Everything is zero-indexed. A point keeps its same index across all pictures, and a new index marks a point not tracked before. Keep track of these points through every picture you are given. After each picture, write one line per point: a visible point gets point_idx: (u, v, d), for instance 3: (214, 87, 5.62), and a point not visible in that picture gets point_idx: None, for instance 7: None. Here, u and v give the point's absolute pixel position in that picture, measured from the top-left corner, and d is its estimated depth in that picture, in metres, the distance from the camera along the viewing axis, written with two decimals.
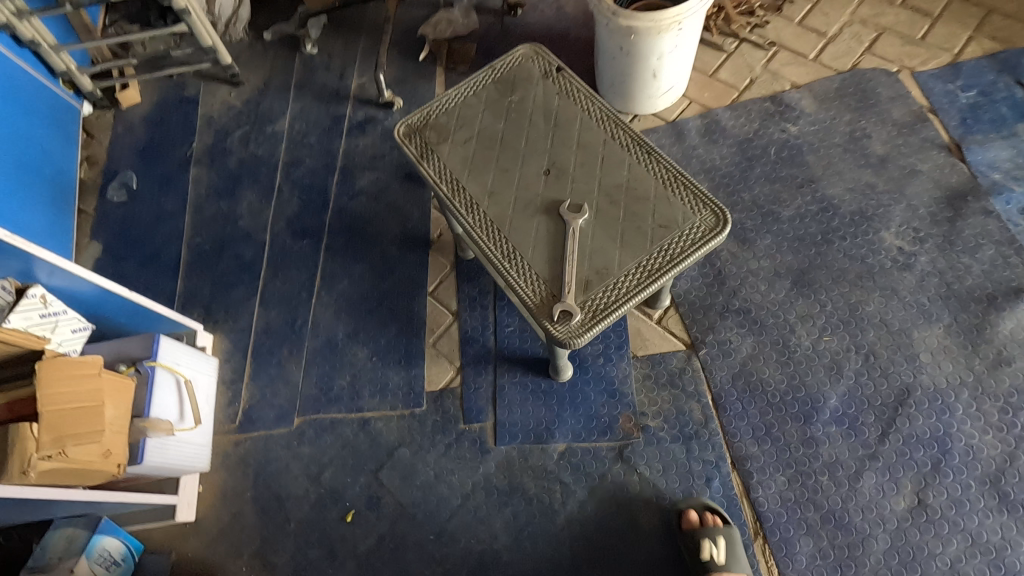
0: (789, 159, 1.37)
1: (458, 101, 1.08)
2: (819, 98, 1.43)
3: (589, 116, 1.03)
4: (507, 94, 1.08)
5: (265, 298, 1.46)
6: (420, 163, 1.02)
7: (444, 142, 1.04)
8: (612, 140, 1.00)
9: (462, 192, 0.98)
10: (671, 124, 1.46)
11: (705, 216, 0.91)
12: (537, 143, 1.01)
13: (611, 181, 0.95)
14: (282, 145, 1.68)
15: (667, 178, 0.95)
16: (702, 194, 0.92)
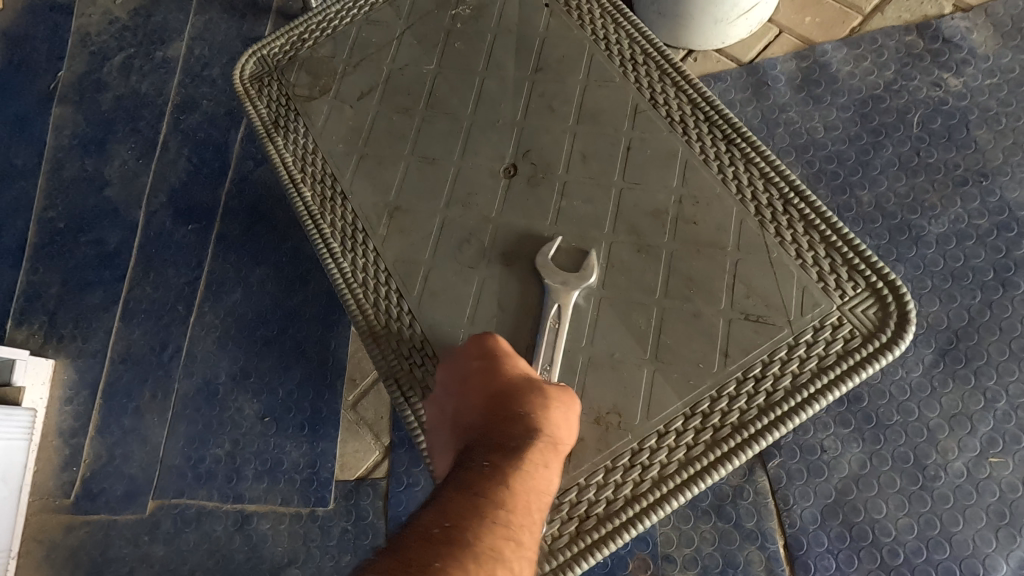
0: (945, 136, 0.83)
1: (366, 21, 0.78)
2: (1004, 31, 0.86)
3: (605, 58, 0.72)
4: (452, 8, 0.77)
5: (129, 309, 1.01)
6: (276, 136, 0.73)
7: (324, 101, 0.75)
8: (648, 112, 0.69)
9: (344, 203, 0.70)
10: (748, 68, 0.92)
11: (845, 299, 0.60)
12: (497, 106, 0.72)
13: (647, 205, 0.65)
14: (174, 79, 1.17)
15: (763, 205, 0.64)
16: (833, 262, 0.61)
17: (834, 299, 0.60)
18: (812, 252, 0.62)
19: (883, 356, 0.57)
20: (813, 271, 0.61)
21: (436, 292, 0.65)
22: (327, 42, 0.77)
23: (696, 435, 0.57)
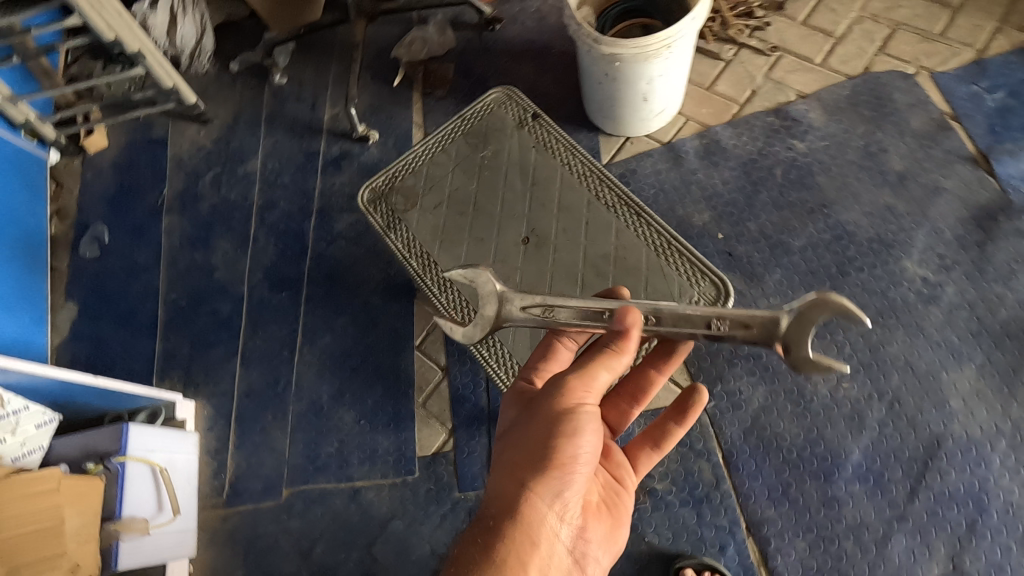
0: (798, 182, 1.26)
1: (430, 158, 1.22)
2: (829, 109, 1.31)
3: (569, 172, 1.18)
4: (480, 148, 1.23)
5: (246, 358, 1.39)
6: (389, 234, 1.16)
7: (412, 211, 1.18)
8: (597, 201, 1.15)
9: (434, 266, 1.13)
10: (667, 146, 1.35)
11: (703, 288, 1.06)
12: (513, 205, 1.17)
13: (600, 252, 1.10)
14: (255, 187, 1.58)
15: (657, 244, 1.09)
16: (698, 268, 1.06)
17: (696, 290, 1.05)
18: (686, 266, 1.07)
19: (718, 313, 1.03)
20: (686, 276, 1.06)
21: None
22: (408, 177, 1.21)
23: None
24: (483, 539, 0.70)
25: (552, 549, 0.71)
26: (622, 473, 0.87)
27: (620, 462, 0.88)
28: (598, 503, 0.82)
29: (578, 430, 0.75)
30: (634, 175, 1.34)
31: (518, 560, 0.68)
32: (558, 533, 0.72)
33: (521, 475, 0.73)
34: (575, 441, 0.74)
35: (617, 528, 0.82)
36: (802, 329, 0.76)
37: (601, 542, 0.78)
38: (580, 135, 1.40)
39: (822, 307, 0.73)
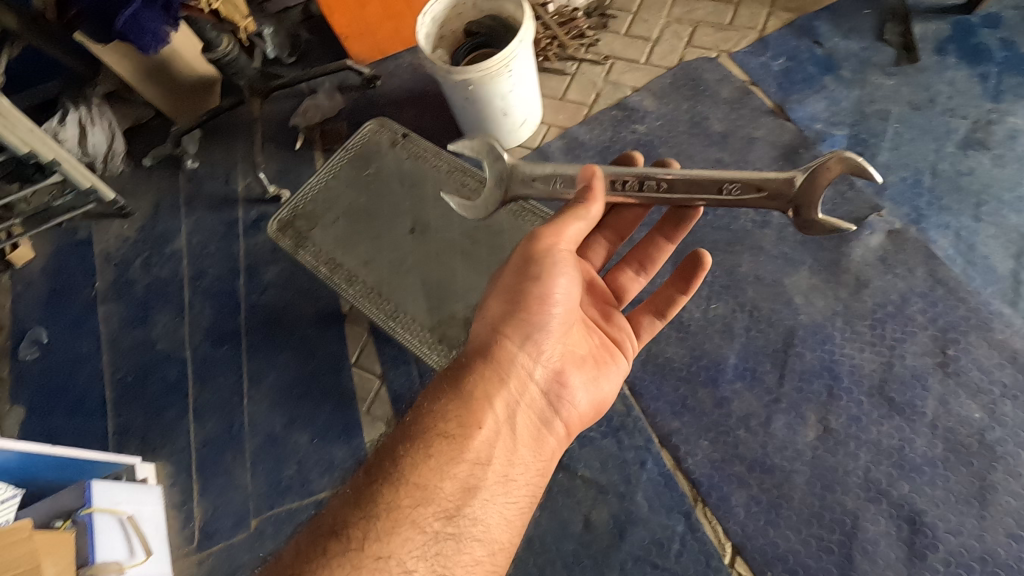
0: (645, 156, 1.51)
1: (321, 185, 1.16)
2: (658, 96, 1.58)
3: (440, 170, 1.13)
4: (364, 168, 1.16)
5: (199, 413, 1.48)
6: (297, 254, 1.10)
7: (315, 228, 1.12)
8: (465, 187, 1.10)
9: (340, 268, 1.07)
10: (536, 150, 1.60)
11: None
12: (398, 206, 1.11)
13: (472, 225, 1.06)
14: (184, 261, 1.71)
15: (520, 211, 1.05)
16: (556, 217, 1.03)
17: None
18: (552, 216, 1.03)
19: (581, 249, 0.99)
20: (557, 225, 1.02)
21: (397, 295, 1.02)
22: (307, 203, 1.14)
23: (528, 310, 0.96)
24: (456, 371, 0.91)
25: (519, 384, 0.91)
26: (621, 337, 1.08)
27: (619, 328, 1.09)
28: (584, 356, 1.01)
29: (550, 279, 0.92)
30: None
31: (484, 390, 0.88)
32: (527, 372, 0.92)
33: (499, 321, 0.92)
34: (544, 290, 0.92)
35: (597, 378, 1.01)
36: (812, 186, 0.92)
37: (579, 384, 0.98)
38: None
39: (824, 167, 0.91)
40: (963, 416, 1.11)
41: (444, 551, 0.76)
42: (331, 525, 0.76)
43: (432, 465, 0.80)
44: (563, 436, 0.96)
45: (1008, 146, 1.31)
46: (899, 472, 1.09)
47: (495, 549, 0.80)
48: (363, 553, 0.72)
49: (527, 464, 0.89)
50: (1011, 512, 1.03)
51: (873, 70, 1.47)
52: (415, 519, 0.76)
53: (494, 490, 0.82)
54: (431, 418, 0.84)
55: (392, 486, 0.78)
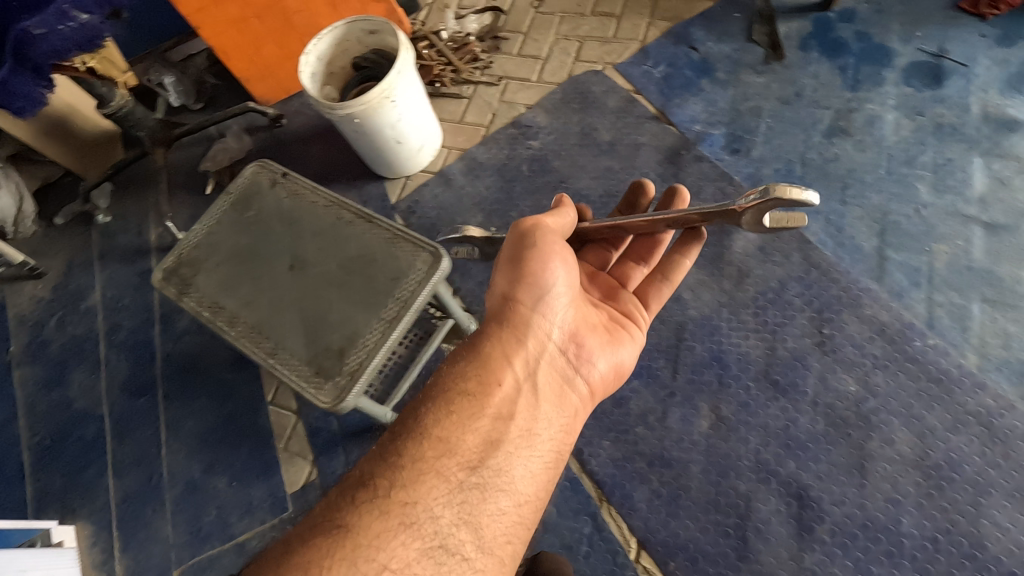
0: (540, 170, 1.56)
1: (204, 231, 1.17)
2: (549, 111, 1.64)
3: (316, 204, 1.14)
4: (245, 210, 1.17)
5: (118, 469, 1.46)
6: (181, 300, 1.10)
7: (199, 273, 1.12)
8: (339, 218, 1.11)
9: (222, 310, 1.07)
10: (438, 174, 1.63)
11: (425, 256, 1.03)
12: (277, 244, 1.12)
13: (346, 254, 1.07)
14: (99, 317, 1.70)
15: (392, 236, 1.06)
16: (420, 239, 1.04)
17: (422, 256, 1.02)
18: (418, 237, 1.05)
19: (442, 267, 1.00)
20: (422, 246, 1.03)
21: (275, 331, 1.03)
22: (191, 250, 1.15)
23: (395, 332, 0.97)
24: (472, 339, 0.97)
25: (536, 345, 0.98)
26: (631, 309, 1.14)
27: (626, 303, 1.14)
28: (596, 325, 1.08)
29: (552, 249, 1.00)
30: (419, 204, 1.61)
31: (501, 351, 0.95)
32: (543, 332, 0.98)
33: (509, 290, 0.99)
34: (546, 258, 0.99)
35: (614, 342, 1.07)
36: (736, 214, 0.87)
37: (595, 347, 1.04)
38: (370, 187, 1.68)
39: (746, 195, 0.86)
40: (841, 390, 1.16)
41: (470, 499, 0.79)
42: (357, 476, 0.78)
43: (454, 419, 0.84)
44: (584, 396, 1.02)
45: (867, 131, 1.39)
46: (785, 451, 1.14)
47: (521, 501, 0.83)
48: (390, 499, 0.74)
49: (549, 422, 0.93)
50: (888, 478, 1.08)
51: (745, 70, 1.55)
52: (441, 468, 0.78)
53: (517, 445, 0.86)
54: (451, 379, 0.90)
55: (417, 438, 0.81)
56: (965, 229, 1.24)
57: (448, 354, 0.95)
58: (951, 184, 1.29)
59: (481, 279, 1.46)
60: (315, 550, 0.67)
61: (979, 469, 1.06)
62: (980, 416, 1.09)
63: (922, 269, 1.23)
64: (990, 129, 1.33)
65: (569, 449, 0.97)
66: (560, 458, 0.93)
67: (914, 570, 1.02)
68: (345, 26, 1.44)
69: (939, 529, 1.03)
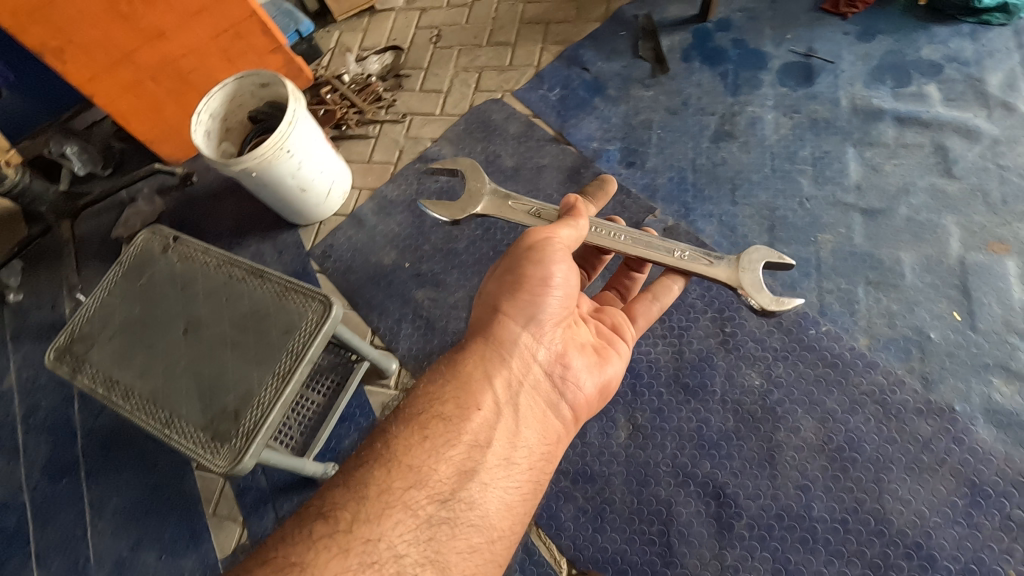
0: (449, 202, 1.59)
1: (97, 303, 1.14)
2: (454, 143, 1.67)
3: (209, 266, 1.13)
4: (137, 279, 1.15)
5: (41, 557, 1.40)
6: (75, 379, 1.08)
7: (92, 348, 1.10)
8: (232, 277, 1.10)
9: (116, 385, 1.05)
10: (350, 216, 1.65)
11: (315, 305, 1.03)
12: (171, 310, 1.10)
13: (240, 313, 1.06)
14: (15, 400, 1.64)
15: (282, 288, 1.06)
16: (309, 290, 1.05)
17: (311, 306, 1.03)
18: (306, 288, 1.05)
19: (330, 316, 1.01)
20: (310, 296, 1.04)
21: (170, 399, 1.01)
22: (84, 324, 1.12)
23: (286, 386, 0.97)
24: (456, 357, 0.94)
25: (523, 366, 0.94)
26: (618, 324, 1.10)
27: (616, 315, 1.11)
28: (586, 342, 1.03)
29: (554, 259, 0.99)
30: (333, 247, 1.61)
31: (484, 370, 0.92)
32: (529, 352, 0.95)
33: (499, 305, 0.98)
34: (545, 274, 0.98)
35: (601, 361, 1.03)
36: (750, 270, 1.05)
37: (583, 366, 1.00)
38: (284, 236, 1.67)
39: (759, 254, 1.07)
40: (746, 384, 1.20)
41: (438, 536, 0.75)
42: (316, 507, 0.75)
43: (429, 446, 0.81)
44: (569, 419, 0.98)
45: (750, 132, 1.46)
46: (700, 452, 1.17)
47: (492, 538, 0.79)
48: (351, 535, 0.71)
49: (530, 449, 0.89)
50: (796, 465, 1.12)
51: (634, 85, 1.61)
52: (407, 502, 0.76)
53: (493, 476, 0.83)
54: (429, 400, 0.87)
55: (388, 468, 0.78)
56: (845, 217, 1.31)
57: (428, 372, 0.92)
58: (829, 176, 1.36)
59: (398, 316, 1.47)
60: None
61: (878, 446, 1.10)
62: (874, 395, 1.14)
63: (809, 259, 1.28)
64: (859, 120, 1.40)
65: (547, 477, 0.92)
66: (538, 492, 0.89)
67: (830, 554, 1.05)
68: (235, 83, 1.45)
69: (847, 509, 1.07)
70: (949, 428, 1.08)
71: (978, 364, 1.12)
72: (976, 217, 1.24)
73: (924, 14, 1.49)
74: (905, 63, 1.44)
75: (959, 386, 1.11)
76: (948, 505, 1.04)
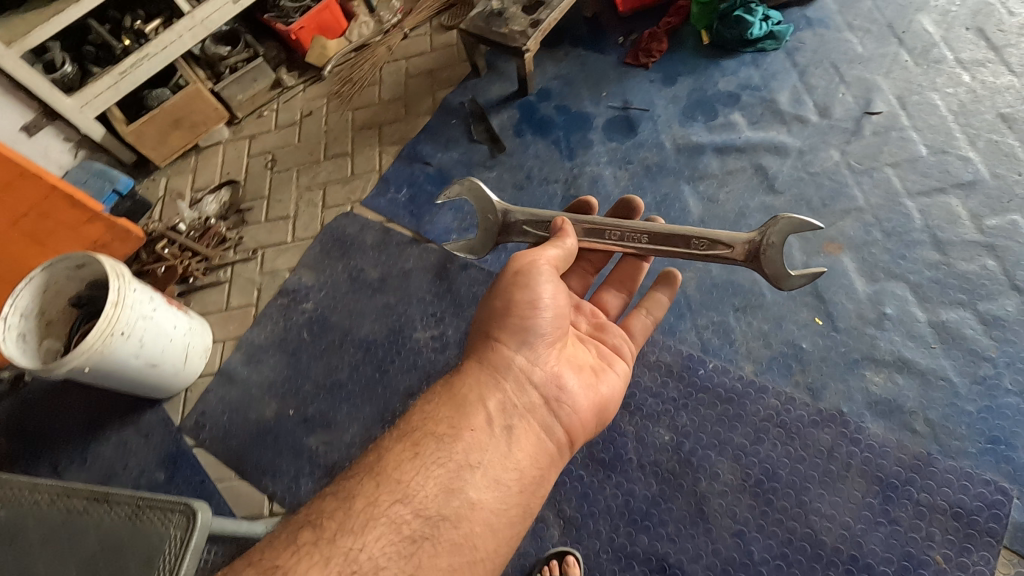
0: (321, 331, 1.50)
1: None
2: (313, 267, 1.59)
3: (39, 505, 0.95)
4: None
5: None
6: None
7: None
8: (71, 512, 0.94)
9: None
10: (218, 373, 1.51)
11: (177, 517, 0.90)
12: None
13: (88, 554, 0.90)
14: None
15: (132, 510, 0.92)
16: (165, 501, 0.91)
17: (172, 520, 0.89)
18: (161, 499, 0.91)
19: (195, 528, 0.88)
20: (167, 509, 0.90)
21: None
22: None
23: None
24: (451, 378, 0.89)
25: (520, 390, 0.88)
26: (615, 344, 1.07)
27: (615, 335, 1.09)
28: (581, 361, 0.99)
29: (543, 278, 0.93)
30: (206, 413, 1.46)
31: (478, 392, 0.86)
32: (524, 374, 0.89)
33: (495, 322, 0.92)
34: (534, 297, 0.92)
35: (596, 380, 0.98)
36: (773, 252, 0.98)
37: (575, 383, 0.94)
38: (146, 415, 1.48)
39: (782, 229, 0.96)
40: (658, 443, 1.19)
41: (419, 554, 0.71)
42: (301, 519, 0.73)
43: (419, 463, 0.77)
44: (562, 442, 0.90)
45: (594, 191, 1.51)
46: (635, 527, 1.13)
47: (475, 558, 0.74)
48: (333, 546, 0.68)
49: (520, 473, 0.82)
50: (726, 512, 1.11)
51: (477, 169, 1.63)
52: (392, 517, 0.72)
53: (480, 494, 0.76)
54: (425, 418, 0.83)
55: (376, 481, 0.75)
56: None
57: (424, 392, 0.88)
58: (674, 216, 1.43)
59: (295, 471, 1.34)
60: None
61: (792, 468, 1.12)
62: (773, 418, 1.16)
63: (679, 300, 1.32)
64: (685, 158, 1.50)
65: (539, 504, 0.84)
66: (528, 517, 0.82)
67: None
68: (44, 272, 1.29)
69: (783, 543, 1.07)
70: (844, 431, 1.13)
71: (850, 361, 1.19)
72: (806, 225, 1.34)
73: (712, 52, 1.64)
74: (708, 98, 1.57)
75: (840, 388, 1.17)
76: (866, 508, 1.07)
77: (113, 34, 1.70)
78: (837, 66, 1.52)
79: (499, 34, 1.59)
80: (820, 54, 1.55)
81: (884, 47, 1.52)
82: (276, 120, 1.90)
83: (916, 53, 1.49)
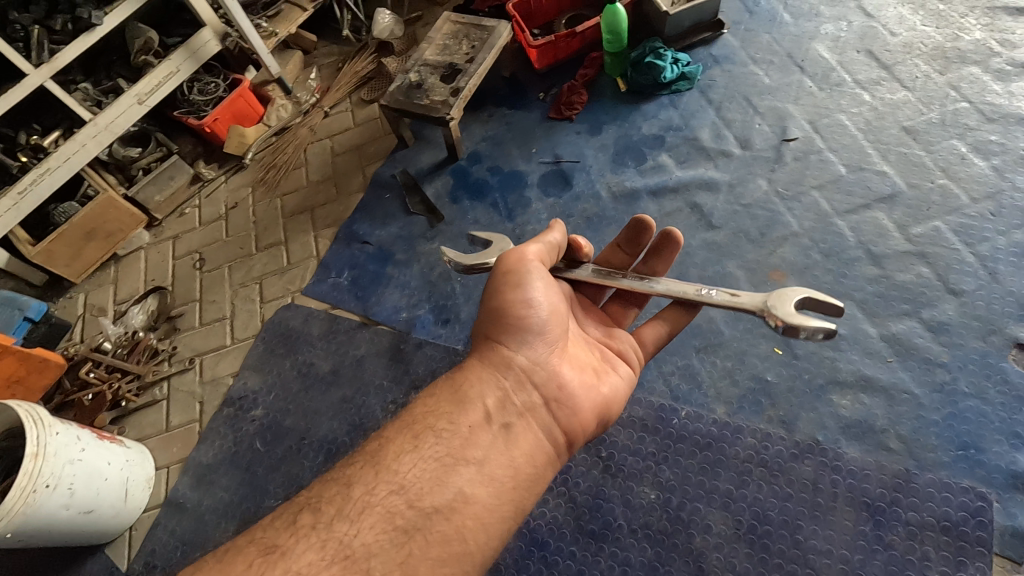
0: (276, 438, 1.40)
1: None
2: (258, 369, 1.49)
3: None
4: None
5: None
6: None
7: None
8: None
9: None
10: (165, 504, 1.37)
11: None
12: None
13: None
14: None
15: None
16: None
17: None
18: None
19: None
20: None
21: None
22: None
23: None
24: (455, 374, 0.90)
25: (518, 389, 0.88)
26: (620, 346, 1.05)
27: (624, 340, 1.06)
28: (583, 362, 0.98)
29: (535, 275, 0.94)
30: (155, 552, 1.31)
31: (479, 389, 0.86)
32: (523, 372, 0.89)
33: (495, 320, 0.92)
34: (525, 296, 0.92)
35: (596, 382, 0.96)
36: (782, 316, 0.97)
37: (573, 380, 0.93)
38: (85, 566, 1.32)
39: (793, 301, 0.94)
40: (645, 503, 1.15)
41: (408, 547, 0.70)
42: (302, 500, 0.75)
43: (416, 455, 0.77)
44: (559, 444, 0.89)
45: None
46: None
47: (464, 551, 0.73)
48: (330, 528, 0.70)
49: (515, 472, 0.81)
50: (725, 565, 1.08)
51: (419, 242, 1.59)
52: (385, 506, 0.72)
53: (473, 488, 0.76)
54: (426, 411, 0.83)
55: (375, 470, 0.76)
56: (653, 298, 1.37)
57: (429, 387, 0.89)
58: None
59: None
60: (242, 572, 0.66)
61: (781, 508, 1.10)
62: (754, 458, 1.15)
63: None
64: (622, 205, 1.51)
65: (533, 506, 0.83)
66: (521, 515, 0.81)
67: None
68: None
69: None
70: (824, 461, 1.12)
71: (816, 387, 1.20)
72: (749, 256, 1.37)
73: (630, 98, 1.68)
74: (635, 143, 1.60)
75: (812, 417, 1.17)
76: (860, 537, 1.06)
77: (7, 153, 1.58)
78: (749, 98, 1.59)
79: (422, 106, 1.58)
80: (731, 89, 1.62)
81: (788, 76, 1.60)
82: (200, 216, 1.82)
83: (818, 78, 1.58)
